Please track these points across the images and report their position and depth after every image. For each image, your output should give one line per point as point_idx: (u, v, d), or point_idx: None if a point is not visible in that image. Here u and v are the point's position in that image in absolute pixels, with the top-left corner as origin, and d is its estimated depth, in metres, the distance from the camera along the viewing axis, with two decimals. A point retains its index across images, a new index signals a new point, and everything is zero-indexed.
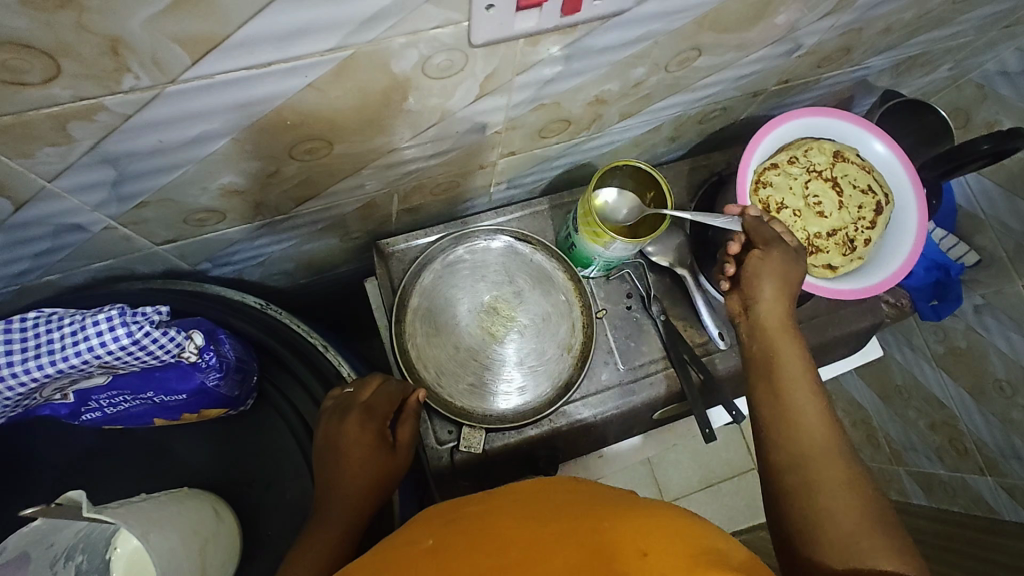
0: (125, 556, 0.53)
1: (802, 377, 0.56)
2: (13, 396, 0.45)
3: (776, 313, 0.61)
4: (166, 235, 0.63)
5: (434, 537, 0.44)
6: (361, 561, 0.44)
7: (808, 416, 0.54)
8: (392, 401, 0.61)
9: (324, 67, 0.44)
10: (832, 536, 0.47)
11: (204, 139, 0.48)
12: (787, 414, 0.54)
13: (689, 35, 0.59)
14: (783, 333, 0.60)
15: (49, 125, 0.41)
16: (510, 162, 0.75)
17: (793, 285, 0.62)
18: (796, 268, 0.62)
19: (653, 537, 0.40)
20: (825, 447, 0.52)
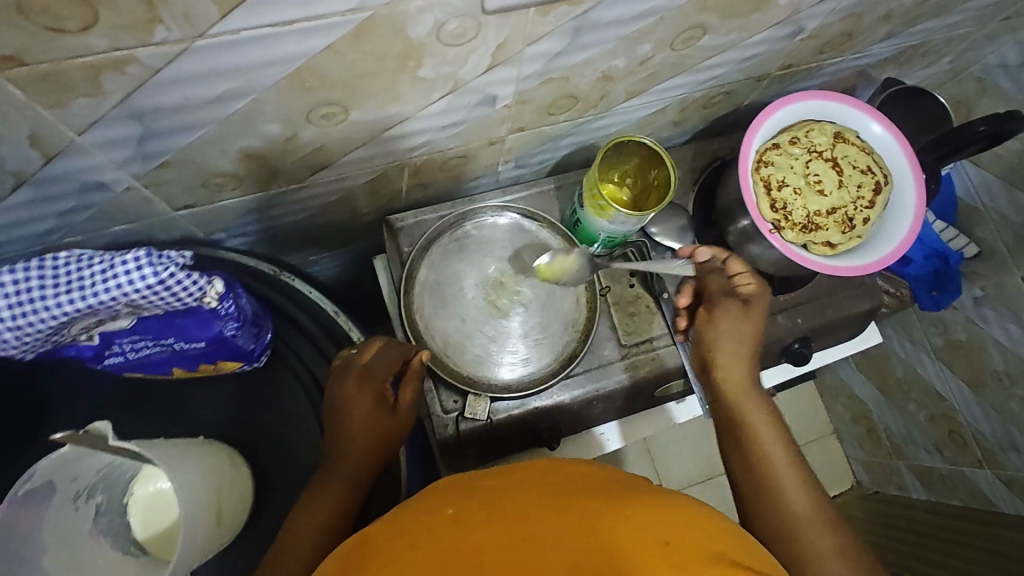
0: (142, 499, 0.55)
1: (773, 443, 0.62)
2: (42, 330, 0.45)
3: (737, 373, 0.68)
4: (185, 199, 0.65)
5: (453, 507, 0.45)
6: (380, 523, 0.47)
7: (791, 485, 0.59)
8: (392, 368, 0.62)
9: (344, 28, 0.46)
10: None
11: (229, 97, 0.51)
12: (766, 484, 0.59)
13: (694, 13, 0.61)
14: (749, 396, 0.66)
15: (83, 75, 0.43)
16: (519, 139, 0.77)
17: (747, 338, 0.69)
18: (746, 321, 0.69)
19: (676, 529, 0.43)
20: (812, 516, 0.57)
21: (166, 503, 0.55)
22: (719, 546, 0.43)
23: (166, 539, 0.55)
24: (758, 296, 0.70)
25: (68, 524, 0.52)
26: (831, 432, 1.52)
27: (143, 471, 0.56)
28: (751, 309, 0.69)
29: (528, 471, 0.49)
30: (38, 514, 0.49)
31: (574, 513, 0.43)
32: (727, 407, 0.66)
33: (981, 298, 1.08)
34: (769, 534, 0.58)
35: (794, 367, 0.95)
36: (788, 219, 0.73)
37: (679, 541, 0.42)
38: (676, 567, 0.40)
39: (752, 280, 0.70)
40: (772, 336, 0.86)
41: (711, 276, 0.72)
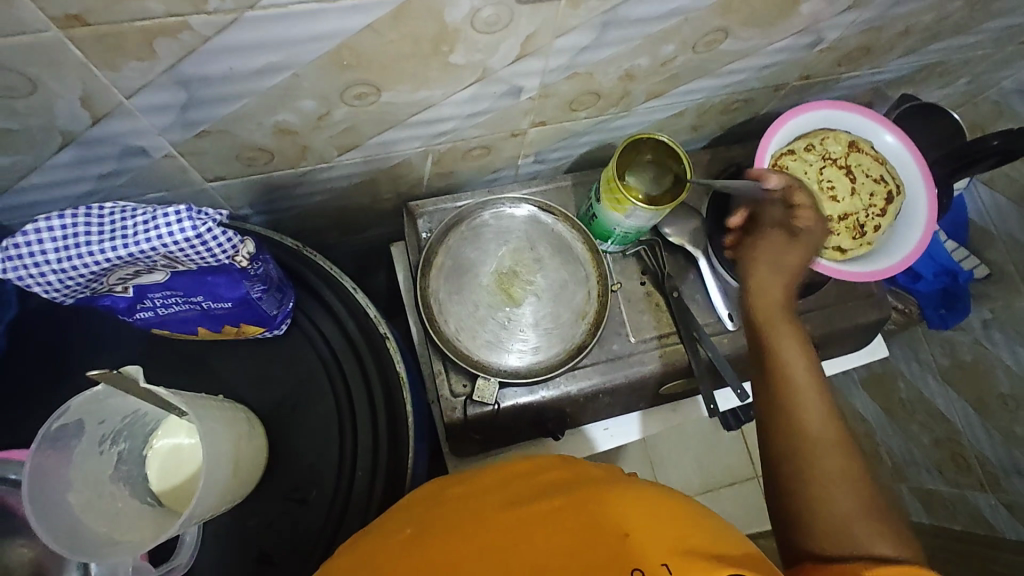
0: (160, 453, 0.56)
1: (799, 364, 0.62)
2: (82, 278, 0.47)
3: (770, 298, 0.68)
4: (218, 171, 0.67)
5: (410, 528, 0.49)
6: (345, 558, 0.48)
7: (812, 407, 0.60)
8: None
9: (383, 8, 0.49)
10: (831, 518, 0.55)
11: (269, 70, 0.53)
12: (790, 398, 0.61)
13: (719, 15, 0.63)
14: (778, 320, 0.66)
15: (138, 39, 0.46)
16: (540, 133, 0.79)
17: (788, 269, 0.68)
18: (791, 255, 0.68)
19: (641, 521, 0.45)
20: (827, 437, 0.58)
21: (180, 456, 0.56)
22: (692, 537, 0.44)
23: (178, 492, 0.56)
24: (814, 231, 0.68)
25: (91, 465, 0.54)
26: None
27: (165, 425, 0.57)
28: (803, 242, 0.68)
29: (485, 484, 0.52)
30: (66, 450, 0.52)
31: (520, 512, 0.47)
32: (756, 328, 0.67)
33: (989, 320, 1.08)
34: (779, 457, 0.59)
35: None
36: None
37: (643, 532, 0.44)
38: (636, 558, 0.42)
39: (810, 214, 0.68)
40: None
41: (770, 208, 0.71)
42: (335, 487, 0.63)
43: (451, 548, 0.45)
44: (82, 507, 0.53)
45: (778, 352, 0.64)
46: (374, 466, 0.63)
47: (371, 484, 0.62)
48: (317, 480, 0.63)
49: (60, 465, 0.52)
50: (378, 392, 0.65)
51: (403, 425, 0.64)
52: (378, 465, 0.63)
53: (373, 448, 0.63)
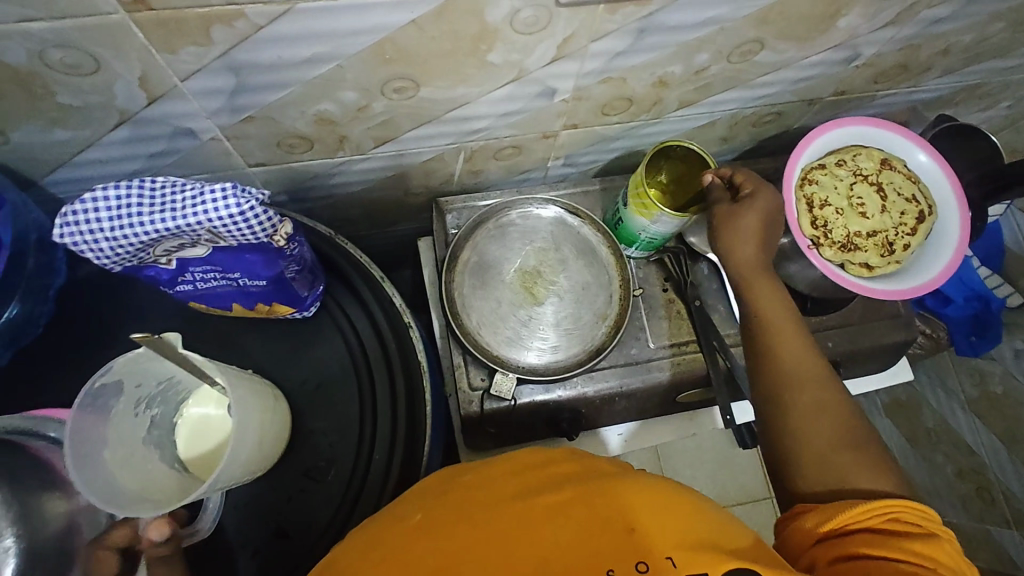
0: (191, 420, 0.60)
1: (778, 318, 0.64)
2: (130, 248, 0.49)
3: (747, 259, 0.66)
4: (259, 156, 0.70)
5: (421, 513, 0.49)
6: (355, 540, 0.48)
7: (790, 354, 0.62)
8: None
9: (428, 5, 0.51)
10: (811, 454, 0.57)
11: (316, 61, 0.56)
12: (770, 347, 0.63)
13: (755, 26, 0.64)
14: (757, 274, 0.67)
15: (198, 26, 0.49)
16: (571, 136, 0.80)
17: (752, 232, 0.66)
18: (748, 221, 0.66)
19: (647, 513, 0.45)
20: (806, 379, 0.60)
21: (210, 425, 0.59)
22: (699, 531, 0.45)
23: (208, 459, 0.59)
24: (758, 197, 0.67)
25: (126, 425, 0.57)
26: None
27: (196, 395, 0.60)
28: (747, 208, 0.67)
29: (494, 474, 0.52)
30: (106, 409, 0.55)
31: (529, 509, 0.47)
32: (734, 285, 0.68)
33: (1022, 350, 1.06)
34: (766, 403, 0.61)
35: None
36: (828, 237, 0.74)
37: (648, 529, 0.44)
38: (641, 549, 0.43)
39: (751, 182, 0.68)
40: None
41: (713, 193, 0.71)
42: (353, 469, 0.64)
43: (452, 536, 0.45)
44: (115, 463, 0.55)
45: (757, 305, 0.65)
46: (391, 450, 0.64)
47: (387, 469, 0.63)
48: (336, 459, 0.65)
49: (99, 422, 0.54)
50: (401, 379, 0.66)
51: (421, 415, 0.65)
52: (395, 450, 0.64)
53: (391, 433, 0.65)
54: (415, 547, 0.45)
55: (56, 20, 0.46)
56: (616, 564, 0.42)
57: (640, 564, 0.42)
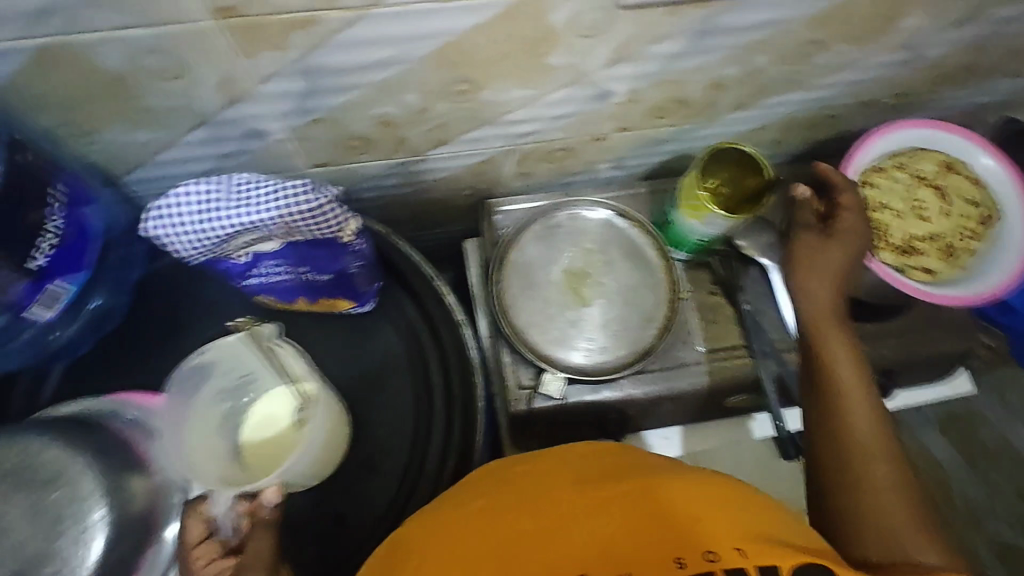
0: (258, 417, 0.63)
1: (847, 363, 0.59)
2: (211, 240, 0.52)
3: (818, 298, 0.63)
4: (321, 158, 0.73)
5: (483, 499, 0.50)
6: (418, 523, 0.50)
7: (860, 406, 0.57)
8: (191, 544, 0.45)
9: (494, 9, 0.52)
10: (877, 524, 0.51)
11: (382, 65, 0.58)
12: (835, 395, 0.58)
13: (814, 28, 0.64)
14: (826, 316, 0.62)
15: (277, 32, 0.51)
16: (621, 139, 0.81)
17: (833, 269, 0.64)
18: (831, 257, 0.64)
19: (710, 509, 0.45)
20: (875, 437, 0.55)
21: (276, 424, 0.63)
22: (766, 530, 0.45)
23: (270, 454, 0.62)
24: (849, 234, 0.65)
25: (205, 412, 0.60)
26: None
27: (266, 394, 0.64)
28: (836, 246, 0.65)
29: (552, 465, 0.53)
30: (194, 391, 0.59)
31: (591, 498, 0.48)
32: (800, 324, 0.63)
33: None
34: (826, 458, 0.56)
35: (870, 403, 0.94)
36: (887, 241, 0.72)
37: (712, 521, 0.45)
38: (706, 541, 0.43)
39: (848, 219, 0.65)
40: None
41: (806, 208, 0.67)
42: (410, 460, 0.67)
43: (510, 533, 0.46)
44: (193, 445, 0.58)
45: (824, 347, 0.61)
46: (446, 444, 0.66)
47: (441, 464, 0.65)
48: (393, 449, 0.68)
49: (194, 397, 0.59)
50: (455, 374, 0.68)
51: (474, 411, 0.66)
52: (451, 443, 0.66)
53: (446, 427, 0.66)
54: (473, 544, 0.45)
55: (151, 26, 0.49)
56: (686, 555, 0.42)
57: (709, 555, 0.42)
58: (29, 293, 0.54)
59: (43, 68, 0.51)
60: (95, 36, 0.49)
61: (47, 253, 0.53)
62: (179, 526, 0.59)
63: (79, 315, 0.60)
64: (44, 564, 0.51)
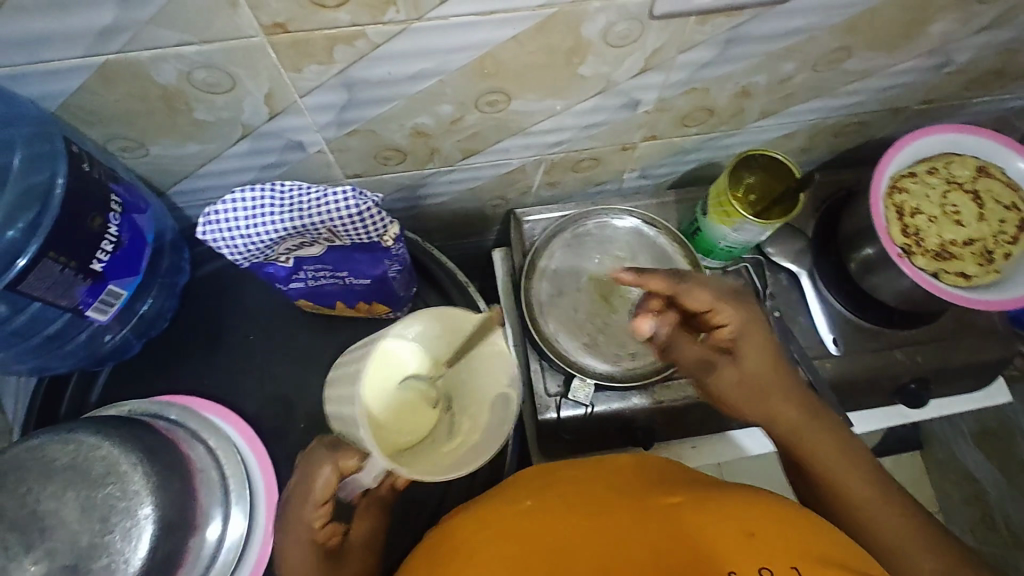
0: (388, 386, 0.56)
1: (844, 464, 0.58)
2: (258, 244, 0.54)
3: (788, 412, 0.59)
4: (357, 168, 0.75)
5: (531, 499, 0.52)
6: (472, 522, 0.52)
7: (877, 508, 0.56)
8: (316, 502, 0.51)
9: (530, 21, 0.54)
10: None
11: (420, 77, 0.60)
12: (851, 502, 0.57)
13: (844, 34, 0.64)
14: (804, 425, 0.59)
15: (323, 45, 0.54)
16: (649, 148, 0.82)
17: (771, 378, 0.59)
18: (761, 368, 0.59)
19: (765, 524, 0.46)
20: (907, 530, 0.55)
21: (388, 409, 0.55)
22: (814, 543, 0.46)
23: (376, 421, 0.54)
24: (745, 327, 0.59)
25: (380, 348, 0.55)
26: (936, 511, 1.38)
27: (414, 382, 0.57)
28: (753, 350, 0.59)
29: (586, 475, 0.55)
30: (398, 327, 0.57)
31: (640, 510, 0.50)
32: (784, 444, 0.61)
33: None
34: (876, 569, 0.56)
35: (909, 414, 0.91)
36: (920, 245, 0.72)
37: (766, 535, 0.45)
38: (762, 554, 0.44)
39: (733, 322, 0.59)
40: (887, 372, 0.84)
41: (682, 346, 0.60)
42: None
43: (571, 532, 0.48)
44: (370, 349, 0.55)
45: (818, 462, 0.58)
46: None
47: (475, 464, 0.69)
48: None
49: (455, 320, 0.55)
50: None
51: None
52: None
53: None
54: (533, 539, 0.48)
55: (207, 43, 0.51)
56: (738, 566, 0.43)
57: (762, 571, 0.43)
58: (88, 294, 0.56)
59: (105, 84, 0.54)
60: (154, 53, 0.52)
61: (106, 257, 0.56)
62: (218, 524, 0.58)
63: (130, 320, 0.64)
64: (94, 558, 0.48)
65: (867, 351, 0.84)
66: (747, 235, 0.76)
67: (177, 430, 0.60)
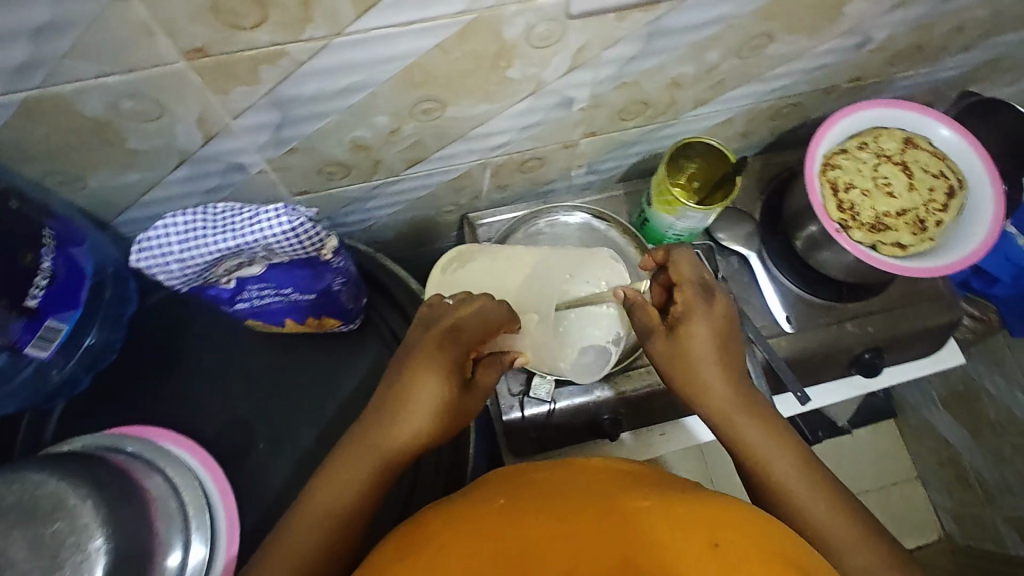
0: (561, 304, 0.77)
1: (778, 455, 0.60)
2: (195, 268, 0.54)
3: (720, 393, 0.62)
4: (302, 186, 0.76)
5: (504, 498, 0.54)
6: (445, 515, 0.53)
7: (808, 500, 0.58)
8: (478, 328, 0.60)
9: (450, 29, 0.55)
10: None
11: (351, 90, 0.61)
12: (782, 492, 0.59)
13: (761, 21, 0.66)
14: (737, 413, 0.62)
15: (247, 66, 0.54)
16: (591, 144, 0.84)
17: (710, 356, 0.62)
18: (704, 342, 0.62)
19: (730, 536, 0.47)
20: (838, 524, 0.57)
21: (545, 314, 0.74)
22: (776, 550, 0.47)
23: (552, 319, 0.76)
24: (701, 308, 0.63)
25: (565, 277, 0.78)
26: (915, 476, 1.39)
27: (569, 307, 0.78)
28: (704, 325, 0.63)
29: (555, 479, 0.57)
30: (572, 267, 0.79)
31: (609, 513, 0.50)
32: (719, 431, 0.63)
33: None
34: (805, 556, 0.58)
35: (866, 382, 0.93)
36: (855, 219, 0.74)
37: (730, 546, 0.46)
38: (726, 566, 0.45)
39: (690, 297, 0.63)
40: (841, 344, 0.86)
41: (640, 308, 0.66)
42: None
43: (540, 527, 0.49)
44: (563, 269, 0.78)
45: (749, 449, 0.61)
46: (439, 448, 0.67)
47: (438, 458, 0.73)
48: None
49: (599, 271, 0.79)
50: None
51: None
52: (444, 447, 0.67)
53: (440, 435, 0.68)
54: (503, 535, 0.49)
55: (128, 72, 0.52)
56: None
57: None
58: (25, 331, 0.56)
59: (28, 120, 0.54)
60: (75, 85, 0.52)
61: (41, 292, 0.56)
62: (179, 553, 0.57)
63: (75, 354, 0.64)
64: None
65: (819, 326, 0.86)
66: (692, 219, 0.77)
67: (133, 462, 0.59)
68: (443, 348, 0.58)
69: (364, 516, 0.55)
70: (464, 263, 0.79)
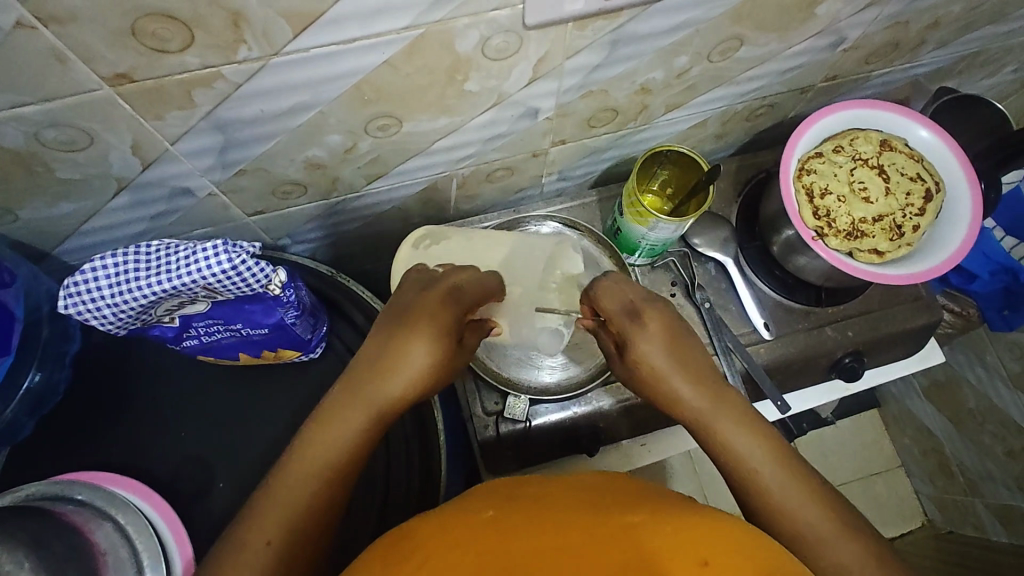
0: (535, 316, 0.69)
1: (754, 452, 0.55)
2: (132, 309, 0.51)
3: (687, 402, 0.59)
4: (256, 206, 0.72)
5: (494, 508, 0.51)
6: (426, 525, 0.50)
7: (786, 497, 0.52)
8: (476, 295, 0.61)
9: (397, 45, 0.52)
10: None
11: (297, 110, 0.57)
12: (759, 490, 0.53)
13: (729, 25, 0.63)
14: (705, 414, 0.58)
15: (179, 90, 0.50)
16: (561, 152, 0.80)
17: (666, 373, 0.60)
18: (655, 361, 0.60)
19: (721, 552, 0.44)
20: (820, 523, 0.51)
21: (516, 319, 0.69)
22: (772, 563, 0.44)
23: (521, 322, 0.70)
24: (640, 332, 0.61)
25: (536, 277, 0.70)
26: (898, 465, 1.40)
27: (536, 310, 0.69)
28: (651, 345, 0.60)
29: (546, 492, 0.54)
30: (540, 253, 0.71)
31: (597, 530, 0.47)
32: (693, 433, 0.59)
33: None
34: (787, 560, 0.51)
35: (846, 386, 0.92)
36: (832, 227, 0.72)
37: (722, 562, 0.43)
38: None
39: (625, 325, 0.62)
40: (822, 349, 0.84)
41: (603, 332, 0.67)
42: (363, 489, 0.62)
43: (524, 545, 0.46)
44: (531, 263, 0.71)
45: (721, 447, 0.56)
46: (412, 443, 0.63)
47: (407, 485, 0.70)
48: None
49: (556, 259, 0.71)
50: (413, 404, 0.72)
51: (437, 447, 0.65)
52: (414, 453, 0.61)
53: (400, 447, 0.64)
54: (491, 550, 0.46)
55: (46, 102, 0.48)
56: None
57: None
58: None
59: None
60: None
61: None
62: None
63: (15, 396, 0.60)
64: None
65: (799, 332, 0.84)
66: (665, 232, 0.75)
67: (79, 512, 0.56)
68: (440, 314, 0.57)
69: (332, 509, 0.50)
70: (438, 241, 0.75)
